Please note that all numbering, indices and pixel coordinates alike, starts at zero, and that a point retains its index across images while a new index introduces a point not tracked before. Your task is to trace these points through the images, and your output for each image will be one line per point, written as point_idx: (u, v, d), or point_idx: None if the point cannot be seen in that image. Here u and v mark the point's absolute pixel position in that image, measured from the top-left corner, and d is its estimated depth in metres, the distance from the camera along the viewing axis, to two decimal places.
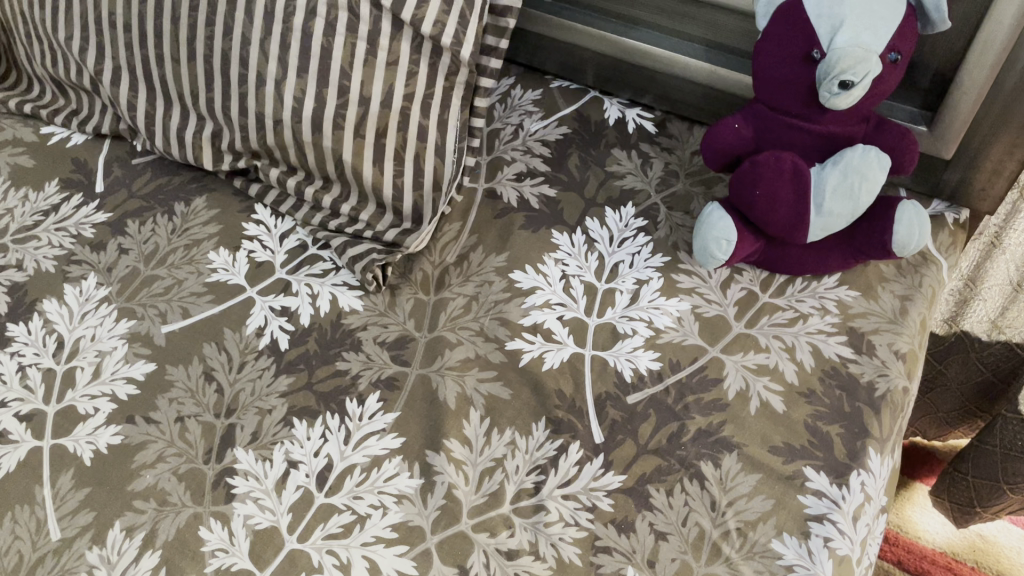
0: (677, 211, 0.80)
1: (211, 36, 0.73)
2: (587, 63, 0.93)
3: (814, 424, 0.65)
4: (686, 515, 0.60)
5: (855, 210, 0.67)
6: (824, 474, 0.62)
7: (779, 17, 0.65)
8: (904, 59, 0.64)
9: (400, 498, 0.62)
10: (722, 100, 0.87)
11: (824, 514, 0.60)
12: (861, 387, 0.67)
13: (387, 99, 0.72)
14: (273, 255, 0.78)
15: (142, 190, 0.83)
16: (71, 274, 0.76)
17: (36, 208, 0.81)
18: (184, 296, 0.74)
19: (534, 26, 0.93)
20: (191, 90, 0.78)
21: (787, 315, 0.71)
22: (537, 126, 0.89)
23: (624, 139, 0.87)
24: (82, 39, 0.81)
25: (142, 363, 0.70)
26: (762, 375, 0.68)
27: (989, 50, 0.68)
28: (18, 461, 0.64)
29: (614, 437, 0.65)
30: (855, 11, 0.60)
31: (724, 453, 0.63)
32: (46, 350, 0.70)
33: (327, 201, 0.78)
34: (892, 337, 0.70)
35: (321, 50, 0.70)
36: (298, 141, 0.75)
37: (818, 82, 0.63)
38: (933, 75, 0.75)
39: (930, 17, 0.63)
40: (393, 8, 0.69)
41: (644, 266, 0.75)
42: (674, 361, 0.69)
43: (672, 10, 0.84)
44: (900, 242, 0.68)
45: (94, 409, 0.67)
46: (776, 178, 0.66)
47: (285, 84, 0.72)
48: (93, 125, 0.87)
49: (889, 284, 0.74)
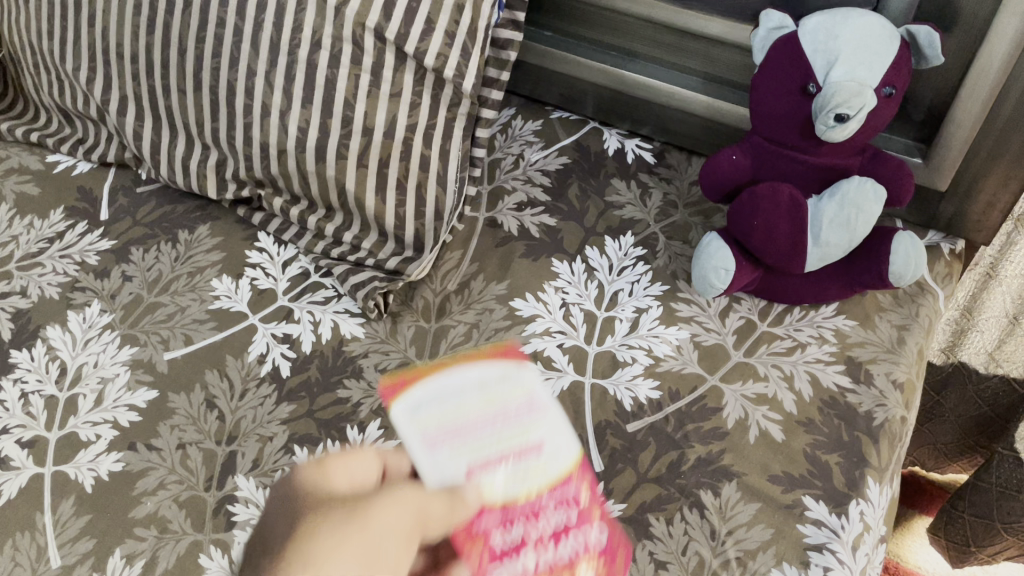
0: (676, 241, 0.81)
1: (217, 67, 0.74)
2: (587, 95, 0.94)
3: (814, 454, 0.65)
4: (686, 544, 0.61)
5: (851, 240, 0.68)
6: (823, 503, 0.63)
7: (777, 50, 0.66)
8: (898, 93, 0.65)
9: None
10: (720, 131, 0.87)
11: (823, 544, 0.60)
12: (859, 416, 0.67)
13: (390, 129, 0.73)
14: (275, 282, 0.78)
15: (147, 218, 0.84)
16: (74, 300, 0.77)
17: (42, 235, 0.82)
18: (186, 323, 0.75)
19: (535, 59, 0.94)
20: (196, 119, 0.78)
21: (785, 344, 0.72)
22: (537, 156, 0.90)
23: (623, 170, 0.88)
24: (89, 70, 0.82)
25: (145, 390, 0.70)
26: (760, 404, 0.68)
27: (982, 85, 0.70)
28: (20, 487, 0.64)
29: (614, 466, 0.65)
30: (850, 46, 0.62)
31: (723, 482, 0.64)
32: (49, 376, 0.71)
33: (330, 229, 0.79)
34: (889, 366, 0.70)
35: (326, 82, 0.71)
36: (301, 170, 0.76)
37: (815, 115, 0.63)
38: (927, 109, 0.77)
39: (924, 52, 0.65)
40: (396, 41, 0.70)
41: (643, 295, 0.76)
42: (674, 390, 0.69)
43: (670, 44, 0.85)
44: (896, 272, 0.68)
45: (96, 435, 0.67)
46: (773, 210, 0.67)
47: (290, 114, 0.73)
48: (98, 153, 0.88)
49: (887, 314, 0.74)
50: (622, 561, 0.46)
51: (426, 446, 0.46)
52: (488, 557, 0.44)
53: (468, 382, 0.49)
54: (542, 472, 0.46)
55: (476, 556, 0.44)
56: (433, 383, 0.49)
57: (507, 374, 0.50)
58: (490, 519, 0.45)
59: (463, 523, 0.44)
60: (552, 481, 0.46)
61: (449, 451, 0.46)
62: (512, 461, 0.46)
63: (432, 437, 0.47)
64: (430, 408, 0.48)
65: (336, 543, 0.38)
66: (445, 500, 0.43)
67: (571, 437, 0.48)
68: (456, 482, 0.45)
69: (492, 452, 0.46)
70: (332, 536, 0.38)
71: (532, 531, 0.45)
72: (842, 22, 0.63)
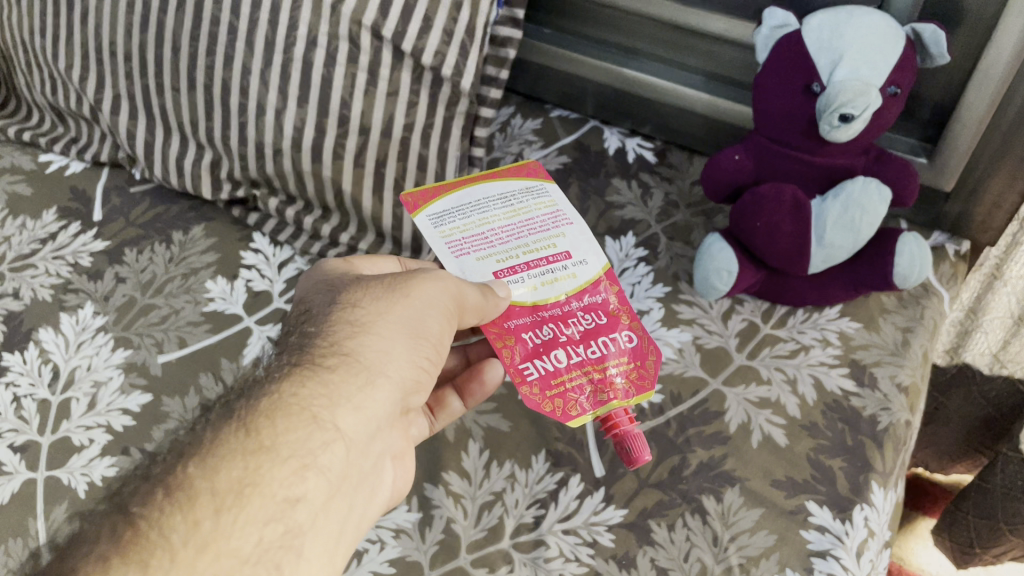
0: (678, 241, 0.80)
1: (211, 66, 0.73)
2: (587, 93, 0.92)
3: (817, 458, 0.64)
4: (688, 550, 0.60)
5: (855, 242, 0.67)
6: (827, 509, 0.62)
7: (780, 49, 0.65)
8: (904, 92, 0.63)
9: (398, 533, 0.61)
10: (722, 131, 0.86)
11: (827, 550, 0.59)
12: (863, 420, 0.66)
13: (387, 129, 0.72)
14: (270, 284, 0.77)
15: (141, 219, 0.82)
16: (67, 302, 0.76)
17: (34, 236, 0.81)
18: (181, 326, 0.74)
19: (535, 56, 0.93)
20: (190, 119, 0.77)
21: (788, 347, 0.71)
22: (536, 155, 0.89)
23: (623, 169, 0.87)
24: (82, 68, 0.80)
25: (138, 394, 0.69)
26: (763, 408, 0.67)
27: (987, 85, 0.68)
28: (12, 492, 0.64)
29: (615, 470, 0.64)
30: (854, 45, 0.61)
31: (726, 487, 0.63)
32: (41, 380, 0.70)
33: (326, 230, 0.78)
34: (894, 369, 0.69)
35: (322, 81, 0.70)
36: (297, 170, 0.75)
37: (819, 115, 0.62)
38: (933, 108, 0.76)
39: (929, 50, 0.63)
40: (393, 39, 0.69)
41: (644, 297, 0.75)
42: (675, 393, 0.68)
43: (672, 42, 0.84)
44: (901, 274, 0.67)
45: (89, 440, 0.66)
46: (777, 211, 0.66)
47: (285, 114, 0.72)
48: (91, 153, 0.87)
49: (891, 315, 0.73)
50: (648, 363, 0.55)
51: (453, 252, 0.56)
52: (523, 350, 0.54)
53: (499, 196, 0.59)
54: (568, 279, 0.56)
55: (513, 346, 0.54)
56: (467, 192, 0.59)
57: (533, 187, 0.60)
58: (524, 316, 0.55)
59: (498, 311, 0.53)
60: (580, 286, 0.56)
61: (477, 257, 0.56)
62: (539, 266, 0.56)
63: (466, 241, 0.56)
64: (459, 216, 0.57)
65: (384, 313, 0.51)
66: (484, 288, 0.53)
67: (594, 248, 0.58)
68: (488, 279, 0.55)
69: (520, 255, 0.56)
70: (382, 307, 0.51)
71: (560, 332, 0.55)
72: (847, 21, 0.62)
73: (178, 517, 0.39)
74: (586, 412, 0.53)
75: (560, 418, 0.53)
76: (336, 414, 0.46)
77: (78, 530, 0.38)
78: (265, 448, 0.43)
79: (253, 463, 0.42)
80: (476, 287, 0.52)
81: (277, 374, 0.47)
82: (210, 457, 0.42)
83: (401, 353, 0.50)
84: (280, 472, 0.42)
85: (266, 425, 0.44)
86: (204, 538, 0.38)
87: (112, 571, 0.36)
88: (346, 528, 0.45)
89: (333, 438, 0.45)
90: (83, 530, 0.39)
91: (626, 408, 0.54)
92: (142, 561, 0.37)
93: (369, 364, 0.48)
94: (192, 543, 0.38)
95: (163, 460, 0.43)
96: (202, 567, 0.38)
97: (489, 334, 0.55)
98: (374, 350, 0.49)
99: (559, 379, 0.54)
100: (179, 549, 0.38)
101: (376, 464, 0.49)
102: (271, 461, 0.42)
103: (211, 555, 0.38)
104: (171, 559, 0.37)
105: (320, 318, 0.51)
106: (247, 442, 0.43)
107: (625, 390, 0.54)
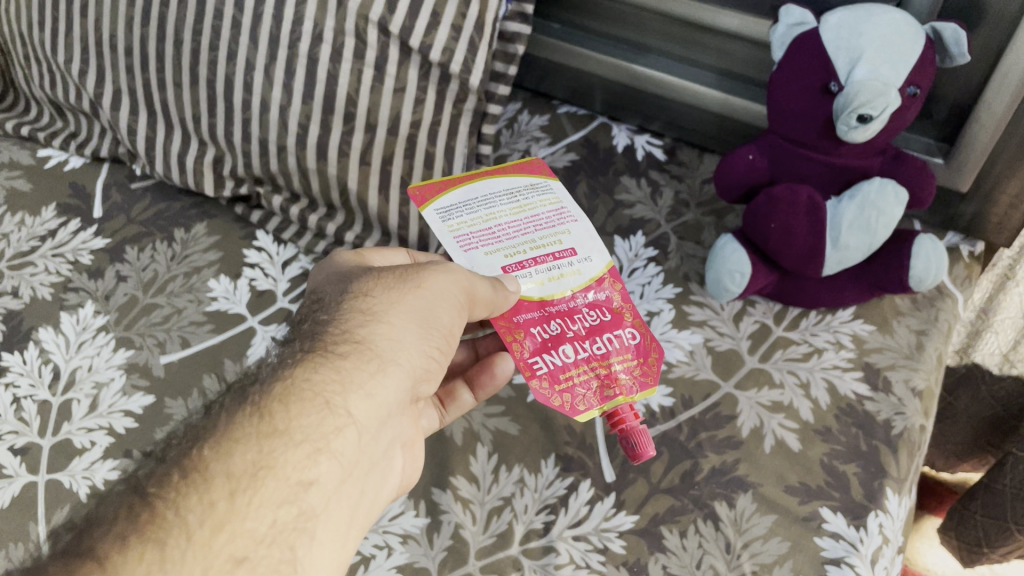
0: (688, 241, 0.79)
1: (214, 60, 0.71)
2: (595, 90, 0.91)
3: (831, 463, 0.63)
4: (700, 557, 0.59)
5: (870, 244, 0.66)
6: (841, 516, 0.61)
7: (795, 49, 0.64)
8: (922, 93, 0.62)
9: (406, 539, 0.60)
10: (734, 129, 0.85)
11: (842, 557, 0.59)
12: (877, 425, 0.65)
13: (394, 125, 0.71)
14: (274, 283, 0.76)
15: (142, 216, 0.81)
16: (67, 301, 0.74)
17: (33, 233, 0.79)
18: (183, 325, 0.72)
19: (542, 52, 0.91)
20: (192, 115, 0.76)
21: (801, 349, 0.70)
22: (544, 152, 0.88)
23: (632, 167, 0.86)
24: (82, 62, 0.79)
25: (141, 396, 0.68)
26: (776, 412, 0.66)
27: (1009, 84, 0.67)
28: (13, 496, 0.62)
29: (626, 475, 0.63)
30: (872, 44, 0.59)
31: (738, 493, 0.62)
32: (41, 381, 0.69)
33: (331, 229, 0.77)
34: (908, 373, 0.68)
35: (327, 77, 0.69)
36: (302, 168, 0.74)
37: (836, 114, 0.61)
38: (950, 108, 0.74)
39: (950, 50, 0.62)
40: (401, 35, 0.67)
41: (654, 298, 0.74)
42: (687, 396, 0.67)
43: (683, 38, 0.82)
44: (916, 275, 0.67)
45: (91, 442, 0.65)
46: (792, 212, 0.65)
47: (290, 109, 0.71)
48: (91, 148, 0.85)
49: (905, 318, 0.72)
50: (650, 361, 0.54)
51: (461, 247, 0.55)
52: (532, 345, 0.53)
53: (505, 191, 0.57)
54: (574, 275, 0.55)
55: (522, 341, 0.53)
56: (473, 188, 0.57)
57: (538, 184, 0.59)
58: (531, 311, 0.54)
59: (507, 308, 0.52)
60: (584, 282, 0.55)
61: (484, 253, 0.55)
62: (545, 261, 0.55)
63: (473, 236, 0.55)
64: (466, 211, 0.56)
65: (397, 302, 0.50)
66: (495, 281, 0.52)
67: (599, 245, 0.56)
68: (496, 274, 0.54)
69: (526, 251, 0.55)
70: (395, 297, 0.50)
71: (566, 328, 0.53)
72: (865, 19, 0.60)
73: (193, 497, 0.38)
74: (593, 408, 0.53)
75: (568, 413, 0.52)
76: (349, 400, 0.45)
77: (96, 510, 0.38)
78: (279, 431, 0.42)
79: (267, 446, 0.41)
80: (489, 281, 0.51)
81: (290, 361, 0.46)
82: (224, 440, 0.41)
83: (413, 340, 0.49)
84: (294, 456, 0.41)
85: (280, 408, 0.43)
86: (219, 519, 0.38)
87: (129, 550, 0.35)
88: (356, 516, 0.44)
89: (346, 423, 0.44)
90: (99, 511, 0.38)
91: (632, 405, 0.53)
92: (159, 541, 0.36)
93: (382, 352, 0.47)
94: (208, 523, 0.37)
95: (176, 447, 0.42)
96: (218, 547, 0.37)
97: (496, 327, 0.53)
98: (387, 337, 0.48)
99: (567, 375, 0.53)
100: (196, 529, 0.37)
101: (385, 453, 0.48)
102: (285, 444, 0.41)
103: (227, 534, 0.37)
104: (187, 538, 0.37)
105: (333, 306, 0.50)
106: (261, 426, 0.42)
107: (630, 385, 0.53)
